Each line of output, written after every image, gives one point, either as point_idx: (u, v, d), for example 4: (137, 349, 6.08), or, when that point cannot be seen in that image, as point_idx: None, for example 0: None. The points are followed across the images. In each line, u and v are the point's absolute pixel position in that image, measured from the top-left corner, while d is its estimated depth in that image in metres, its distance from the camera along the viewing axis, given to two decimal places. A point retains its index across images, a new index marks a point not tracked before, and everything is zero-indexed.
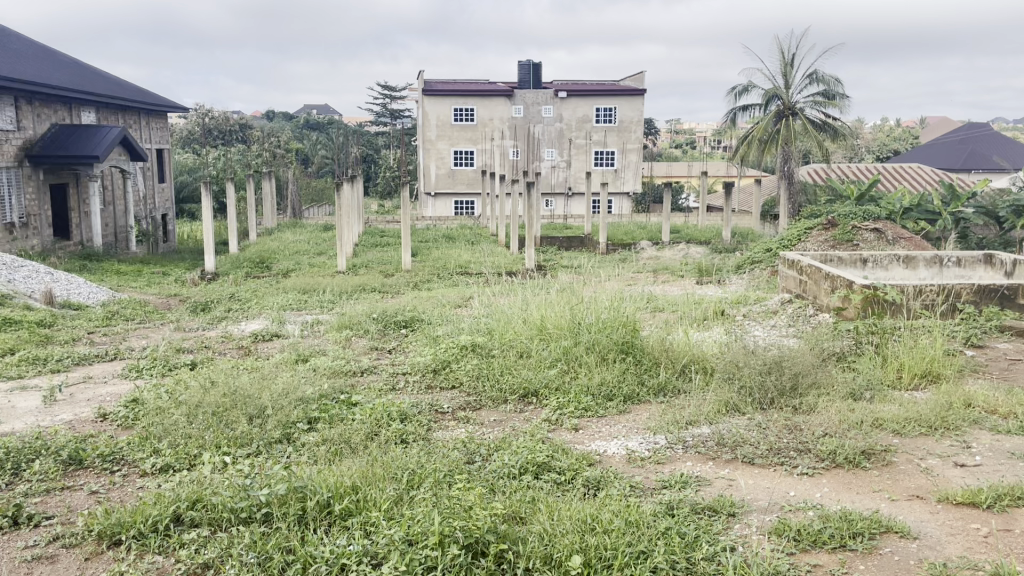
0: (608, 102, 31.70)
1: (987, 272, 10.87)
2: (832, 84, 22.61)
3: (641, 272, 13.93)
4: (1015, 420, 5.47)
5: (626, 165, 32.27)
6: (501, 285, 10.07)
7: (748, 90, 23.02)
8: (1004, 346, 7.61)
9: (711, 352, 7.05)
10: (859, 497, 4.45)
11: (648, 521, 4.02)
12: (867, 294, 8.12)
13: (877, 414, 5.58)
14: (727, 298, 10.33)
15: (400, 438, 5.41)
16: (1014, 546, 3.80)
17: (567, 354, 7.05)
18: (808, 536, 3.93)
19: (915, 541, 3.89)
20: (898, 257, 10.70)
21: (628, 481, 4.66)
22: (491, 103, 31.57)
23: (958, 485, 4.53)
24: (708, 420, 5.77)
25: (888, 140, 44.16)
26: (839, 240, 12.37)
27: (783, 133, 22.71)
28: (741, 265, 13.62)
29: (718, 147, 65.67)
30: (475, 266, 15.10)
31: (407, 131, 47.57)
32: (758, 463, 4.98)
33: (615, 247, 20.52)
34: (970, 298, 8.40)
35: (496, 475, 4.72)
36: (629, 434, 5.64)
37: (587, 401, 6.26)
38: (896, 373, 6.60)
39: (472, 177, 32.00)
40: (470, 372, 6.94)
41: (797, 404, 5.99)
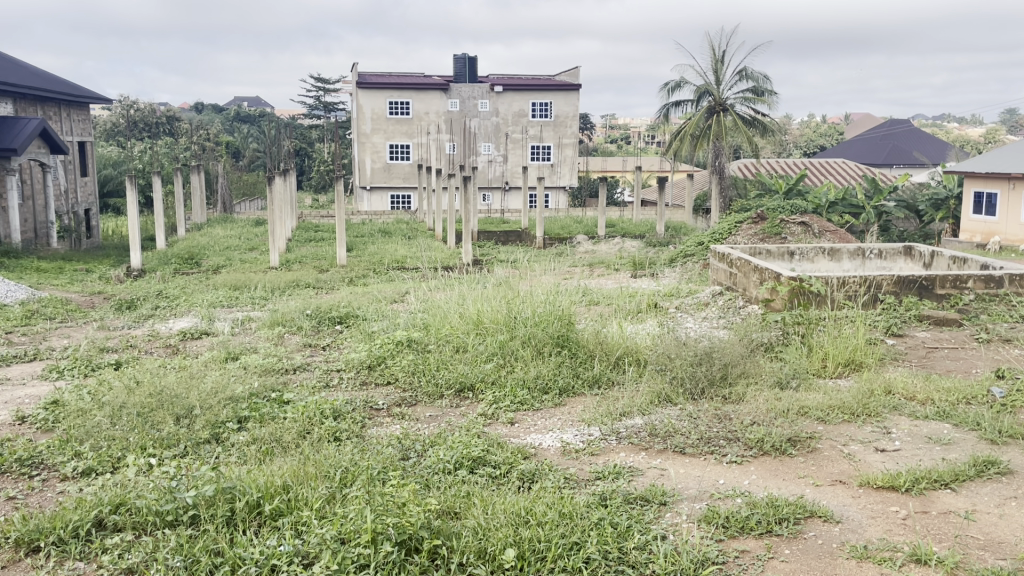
0: (544, 96, 31.81)
1: (907, 264, 11.27)
2: (760, 81, 23.15)
3: (576, 266, 14.08)
4: (932, 406, 5.69)
5: (562, 160, 32.48)
6: (438, 280, 10.06)
7: (680, 85, 23.36)
8: (923, 334, 7.91)
9: (645, 345, 7.14)
10: (784, 483, 4.57)
11: (582, 512, 4.06)
12: (793, 285, 8.39)
13: (802, 402, 5.75)
14: (660, 291, 10.49)
15: (333, 436, 5.34)
16: (931, 527, 3.95)
17: (503, 348, 7.05)
18: (736, 522, 4.02)
19: (838, 525, 4.02)
20: (823, 250, 11.04)
21: (563, 474, 4.70)
22: (427, 96, 31.37)
23: (878, 469, 4.69)
24: (641, 411, 5.87)
25: (814, 137, 45.54)
26: (768, 233, 12.67)
27: (714, 128, 23.13)
28: (675, 258, 13.86)
29: (651, 142, 66.38)
30: (412, 260, 15.01)
31: (342, 124, 46.95)
32: (689, 452, 5.08)
33: (552, 241, 20.64)
34: (891, 289, 8.67)
35: (430, 470, 4.71)
36: (564, 426, 5.69)
37: (523, 395, 6.28)
38: (821, 362, 6.80)
39: (408, 171, 31.78)
40: (405, 368, 6.88)
41: (727, 393, 6.12)
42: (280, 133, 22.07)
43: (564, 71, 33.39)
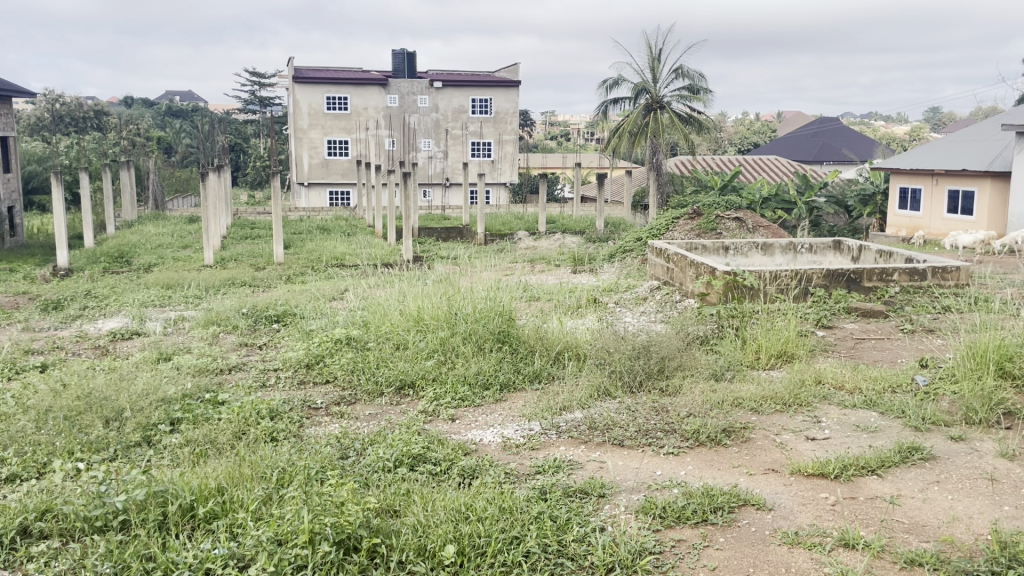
0: (483, 93, 31.80)
1: (836, 258, 11.61)
2: (696, 79, 23.55)
3: (517, 261, 14.13)
4: (859, 395, 5.88)
5: (503, 157, 32.49)
6: (378, 277, 9.98)
7: (619, 83, 23.59)
8: (852, 326, 8.17)
9: (585, 339, 7.21)
10: (720, 473, 4.67)
11: (521, 506, 4.08)
12: (728, 280, 8.57)
13: (736, 394, 5.88)
14: (599, 286, 10.60)
15: (269, 437, 5.26)
16: (859, 513, 4.09)
17: (443, 345, 7.03)
18: (673, 512, 4.09)
19: (770, 512, 4.13)
20: (757, 245, 11.31)
21: (503, 469, 4.71)
22: (365, 92, 31.08)
23: (809, 457, 4.83)
24: (580, 405, 5.92)
25: (748, 134, 46.59)
26: (704, 229, 12.92)
27: (651, 126, 23.44)
28: (614, 254, 14.03)
29: (591, 139, 66.91)
30: (351, 257, 14.85)
31: (278, 118, 46.12)
32: (627, 445, 5.15)
33: (493, 238, 20.66)
34: (821, 283, 8.91)
35: (369, 468, 4.67)
36: (505, 422, 5.70)
37: (463, 391, 6.28)
38: (754, 354, 6.96)
39: (347, 167, 31.44)
40: (345, 367, 6.81)
41: (664, 386, 6.23)
42: (213, 128, 21.57)
43: (504, 67, 33.41)
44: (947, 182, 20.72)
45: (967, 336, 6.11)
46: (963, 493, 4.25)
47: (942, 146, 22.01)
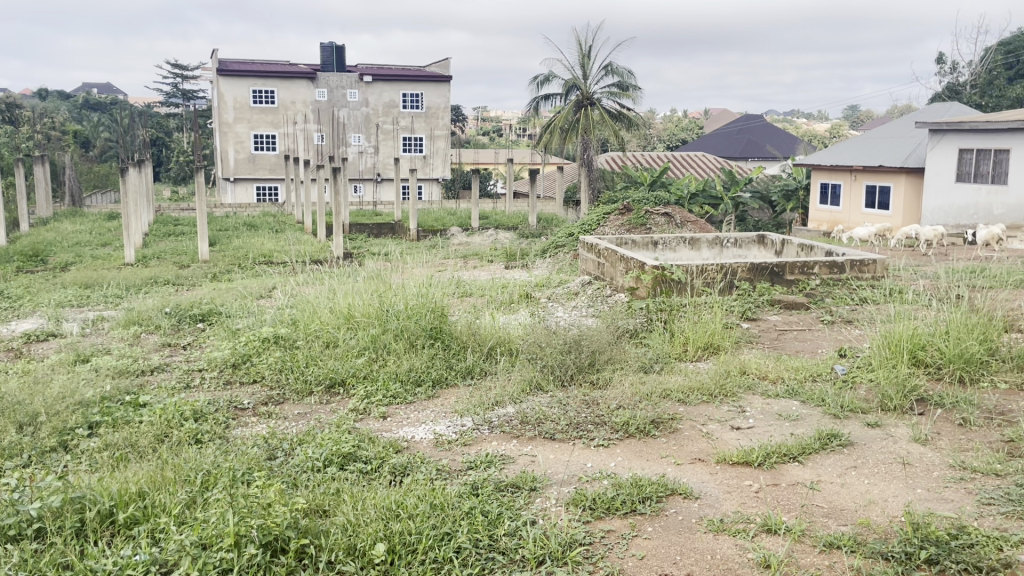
0: (414, 88, 31.56)
1: (761, 251, 11.91)
2: (625, 76, 23.85)
3: (450, 258, 14.10)
4: (782, 384, 6.05)
5: (434, 152, 32.33)
6: (307, 274, 9.82)
7: (550, 79, 23.71)
8: (775, 318, 8.40)
9: (517, 334, 7.24)
10: (648, 463, 4.76)
11: (453, 503, 4.07)
12: (656, 274, 8.73)
13: (665, 385, 6.00)
14: (531, 282, 10.68)
15: (193, 439, 5.13)
16: (780, 498, 4.22)
17: (374, 343, 6.95)
18: (602, 504, 4.15)
19: (697, 501, 4.22)
20: (684, 239, 11.53)
21: (435, 465, 4.70)
22: (293, 85, 30.54)
23: (734, 446, 4.95)
24: (513, 400, 5.94)
25: (676, 131, 47.39)
26: (634, 224, 13.10)
27: (582, 122, 23.63)
28: (547, 249, 14.12)
29: (524, 136, 67.14)
30: (280, 254, 14.58)
31: (202, 112, 44.89)
32: (558, 438, 5.19)
33: (425, 234, 20.53)
34: (746, 276, 9.14)
35: (298, 469, 4.60)
36: (437, 418, 5.69)
37: (395, 388, 6.23)
38: (682, 346, 7.09)
39: (275, 162, 30.85)
40: (272, 366, 6.69)
41: (594, 379, 6.30)
42: (134, 121, 20.85)
43: (434, 62, 33.23)
44: (864, 177, 21.48)
45: (883, 326, 6.35)
46: (879, 478, 4.42)
47: (860, 142, 22.80)
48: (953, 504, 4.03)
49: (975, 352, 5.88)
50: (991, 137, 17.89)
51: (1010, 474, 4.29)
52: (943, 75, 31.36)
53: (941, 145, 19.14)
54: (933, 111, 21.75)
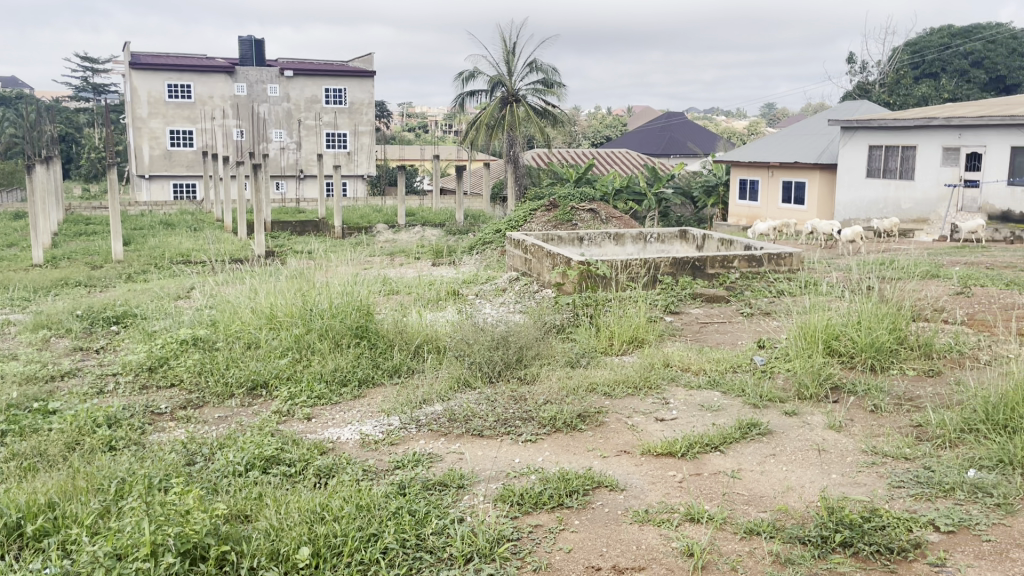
0: (337, 83, 31.09)
1: (683, 246, 12.14)
2: (550, 73, 23.97)
3: (376, 256, 13.94)
4: (704, 376, 6.19)
5: (359, 148, 31.93)
6: (228, 274, 9.57)
7: (475, 75, 23.64)
8: (697, 311, 8.58)
9: (444, 332, 7.20)
10: (575, 457, 4.80)
11: (379, 503, 4.03)
12: (582, 269, 8.82)
13: (591, 379, 6.08)
14: (458, 279, 10.64)
15: (107, 445, 4.94)
16: (703, 488, 4.30)
17: (298, 343, 6.81)
18: (530, 499, 4.16)
19: (623, 492, 4.28)
20: (609, 235, 11.65)
21: (361, 466, 4.63)
22: (211, 80, 29.73)
23: (658, 437, 5.04)
24: (440, 398, 5.91)
25: (601, 127, 48.00)
26: (560, 220, 13.20)
27: (508, 119, 23.63)
28: (474, 246, 14.10)
29: (449, 132, 67.06)
30: (198, 253, 14.16)
31: (114, 107, 43.29)
32: (486, 434, 5.19)
33: (351, 231, 20.26)
34: (669, 270, 9.30)
35: (218, 474, 4.47)
36: (363, 418, 5.61)
37: (319, 389, 6.12)
38: (608, 341, 7.18)
39: (192, 159, 29.97)
40: (191, 368, 6.49)
41: (522, 375, 6.31)
42: (39, 116, 19.92)
43: (357, 57, 32.77)
44: (781, 174, 22.15)
45: (799, 318, 6.56)
46: (796, 464, 4.56)
47: (777, 139, 23.47)
48: (865, 488, 4.18)
49: (884, 341, 6.13)
50: (898, 134, 18.64)
51: (918, 457, 4.49)
52: (854, 75, 32.59)
53: (852, 142, 19.86)
54: (845, 109, 22.54)
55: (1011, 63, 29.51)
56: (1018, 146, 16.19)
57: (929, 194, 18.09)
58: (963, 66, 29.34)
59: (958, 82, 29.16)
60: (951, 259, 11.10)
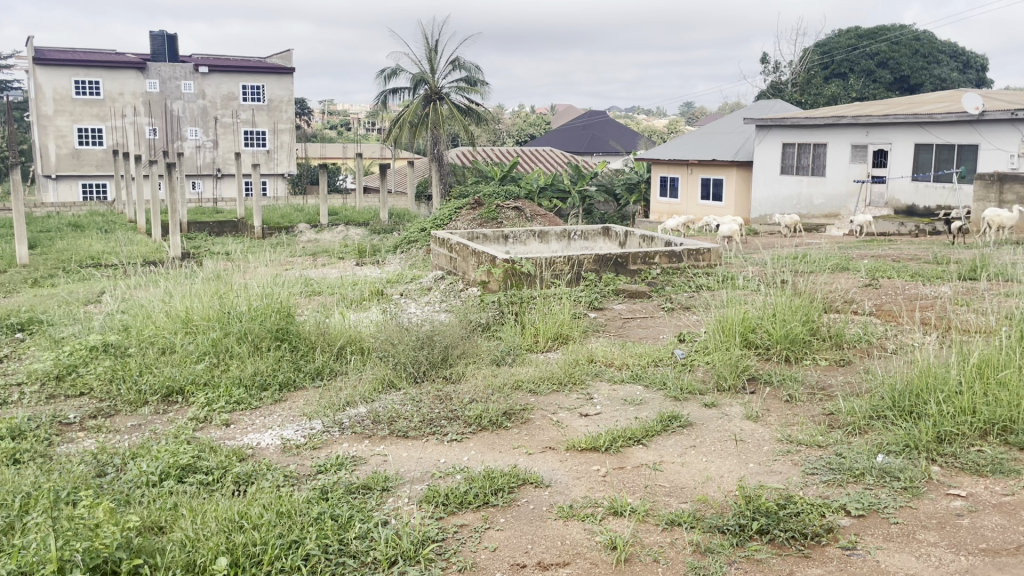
0: (255, 79, 30.36)
1: (607, 243, 12.28)
2: (473, 71, 23.95)
3: (298, 256, 13.70)
4: (627, 370, 6.27)
5: (278, 146, 31.29)
6: (141, 277, 9.23)
7: (397, 73, 23.43)
8: (620, 307, 8.70)
9: (368, 332, 7.11)
10: (500, 455, 4.80)
11: (301, 509, 3.94)
12: (506, 267, 8.85)
13: (517, 376, 6.10)
14: (382, 279, 10.54)
15: (11, 459, 4.70)
16: (626, 481, 4.36)
17: (216, 347, 6.62)
18: (455, 499, 4.14)
19: (547, 489, 4.30)
20: (534, 232, 11.71)
21: (282, 471, 4.54)
22: (120, 76, 28.66)
23: (582, 432, 5.08)
24: (363, 399, 5.84)
25: (524, 125, 48.22)
26: (485, 219, 13.21)
27: (431, 117, 23.48)
28: (399, 245, 14.01)
29: (373, 130, 66.36)
30: (110, 257, 13.63)
31: (16, 104, 41.32)
32: (412, 435, 5.14)
33: (271, 231, 19.84)
34: (592, 267, 9.39)
35: (130, 486, 4.30)
36: (284, 422, 5.49)
37: (238, 394, 5.97)
38: (533, 338, 7.21)
39: (102, 158, 28.87)
40: (101, 376, 6.25)
41: (448, 374, 6.28)
42: None
43: (275, 53, 32.04)
44: (700, 171, 22.68)
45: (717, 312, 6.74)
46: (715, 455, 4.67)
47: (695, 137, 24.00)
48: (781, 475, 4.31)
49: (798, 333, 6.32)
50: (810, 132, 19.29)
51: (830, 444, 4.65)
52: (767, 75, 33.57)
53: (767, 140, 20.46)
54: (759, 108, 23.20)
55: (914, 64, 30.88)
56: (921, 142, 16.97)
57: (839, 190, 18.80)
58: (869, 66, 30.54)
59: (866, 82, 30.34)
60: (860, 252, 11.53)
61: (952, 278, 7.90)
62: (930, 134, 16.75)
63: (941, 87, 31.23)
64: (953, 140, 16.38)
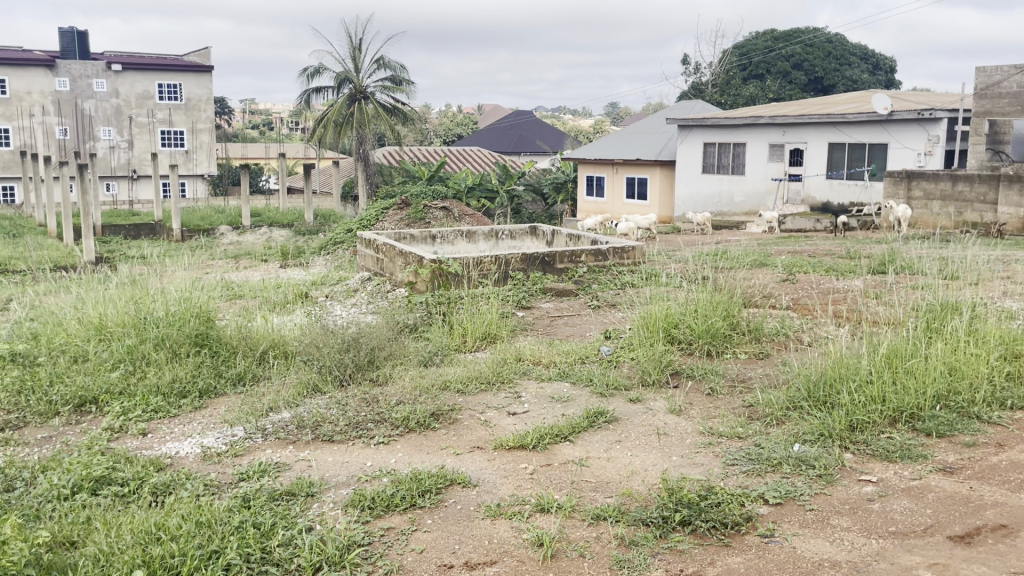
0: (171, 78, 29.43)
1: (534, 243, 12.34)
2: (398, 70, 23.76)
3: (219, 259, 13.36)
4: (554, 368, 6.32)
5: (198, 146, 30.42)
6: (51, 282, 8.85)
7: (320, 71, 23.06)
8: (548, 305, 8.76)
9: (292, 335, 6.98)
10: (428, 457, 4.77)
11: (222, 518, 3.84)
12: (433, 267, 8.81)
13: (444, 377, 6.08)
14: (307, 281, 10.37)
15: None
16: (552, 478, 4.39)
17: (132, 354, 6.40)
18: (381, 502, 4.10)
19: (475, 489, 4.30)
20: (461, 232, 11.68)
21: (202, 480, 4.41)
22: (28, 74, 27.72)
23: (510, 431, 5.10)
24: (288, 404, 5.73)
25: (451, 125, 48.10)
26: (413, 219, 13.11)
27: (357, 116, 23.20)
28: (325, 247, 13.81)
29: (297, 130, 65.20)
30: (19, 262, 13.04)
31: None
32: (337, 440, 5.07)
33: (192, 234, 19.30)
34: (519, 266, 9.40)
35: (40, 500, 4.13)
36: (205, 430, 5.35)
37: (156, 401, 5.79)
38: (461, 338, 7.20)
39: (9, 159, 27.79)
40: (9, 387, 5.97)
41: (374, 376, 6.21)
42: None
43: (193, 51, 31.16)
44: (625, 170, 23.01)
45: (642, 308, 6.85)
46: (640, 449, 4.74)
47: (620, 137, 24.34)
48: (702, 467, 4.41)
49: (719, 328, 6.48)
50: (731, 132, 19.79)
51: (750, 435, 4.78)
52: (689, 75, 34.27)
53: (689, 140, 20.90)
54: (681, 108, 23.68)
55: (827, 66, 31.99)
56: (835, 142, 17.59)
57: (758, 188, 19.34)
58: (785, 67, 31.50)
59: (782, 83, 31.30)
60: (779, 248, 11.86)
61: (863, 273, 8.22)
62: (843, 133, 17.38)
63: (853, 88, 32.44)
64: (865, 139, 17.05)
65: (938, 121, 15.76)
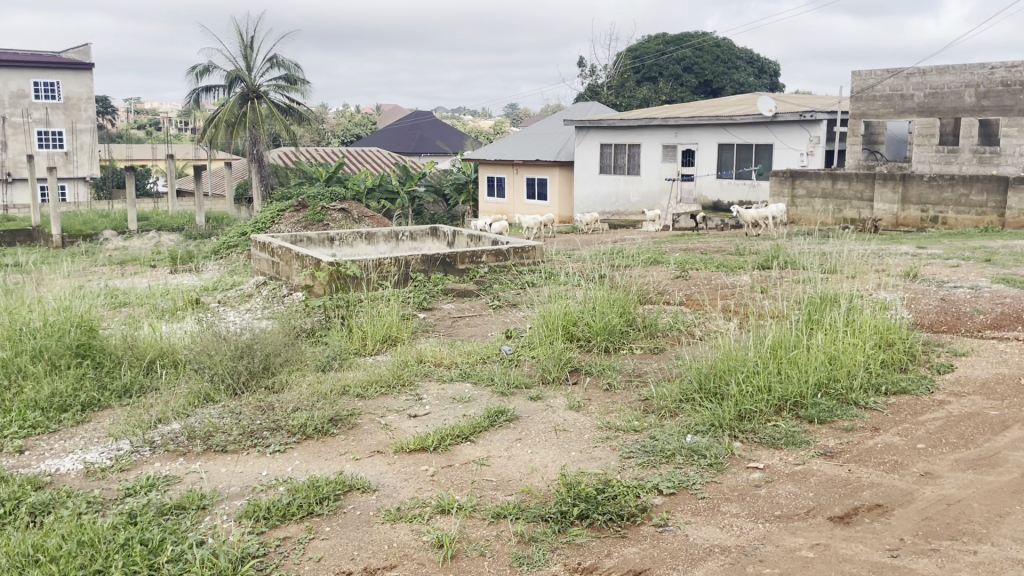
0: (47, 76, 27.97)
1: (435, 243, 12.28)
2: (292, 70, 23.24)
3: (102, 266, 12.75)
4: (455, 368, 6.32)
5: (78, 147, 28.97)
6: None
7: (210, 70, 22.31)
8: (449, 306, 8.75)
9: (182, 343, 6.73)
10: (326, 463, 4.70)
11: (106, 536, 3.67)
12: (331, 270, 8.65)
13: (344, 381, 5.99)
14: (198, 286, 10.03)
15: None
16: (452, 478, 4.40)
17: (5, 367, 6.03)
18: (277, 511, 4.00)
19: (374, 493, 4.25)
20: (360, 234, 11.52)
21: (84, 497, 4.20)
22: None
23: (410, 434, 5.07)
24: (177, 414, 5.52)
25: (349, 125, 47.39)
26: (310, 221, 12.84)
27: (250, 116, 22.56)
28: (218, 251, 13.37)
29: (186, 130, 62.90)
30: None
31: None
32: (230, 449, 4.92)
33: (73, 240, 18.33)
34: (420, 267, 9.35)
35: None
36: (87, 445, 5.10)
37: (33, 417, 5.47)
38: (361, 340, 7.10)
39: None
40: None
41: (269, 384, 6.05)
42: None
43: (71, 47, 29.63)
44: (524, 171, 23.22)
45: (542, 307, 6.93)
46: (539, 446, 4.80)
47: (520, 138, 24.54)
48: (600, 461, 4.50)
49: (615, 324, 6.62)
50: (627, 133, 20.25)
51: (645, 428, 4.90)
52: (585, 77, 34.88)
53: (586, 141, 21.27)
54: (578, 109, 24.07)
55: (715, 69, 33.16)
56: (724, 142, 18.24)
57: (653, 188, 19.86)
58: (676, 71, 32.50)
59: (674, 86, 32.30)
60: (672, 246, 12.23)
61: (750, 268, 8.57)
62: (732, 134, 18.05)
63: (740, 91, 33.76)
64: (752, 140, 17.76)
65: (818, 122, 16.58)
